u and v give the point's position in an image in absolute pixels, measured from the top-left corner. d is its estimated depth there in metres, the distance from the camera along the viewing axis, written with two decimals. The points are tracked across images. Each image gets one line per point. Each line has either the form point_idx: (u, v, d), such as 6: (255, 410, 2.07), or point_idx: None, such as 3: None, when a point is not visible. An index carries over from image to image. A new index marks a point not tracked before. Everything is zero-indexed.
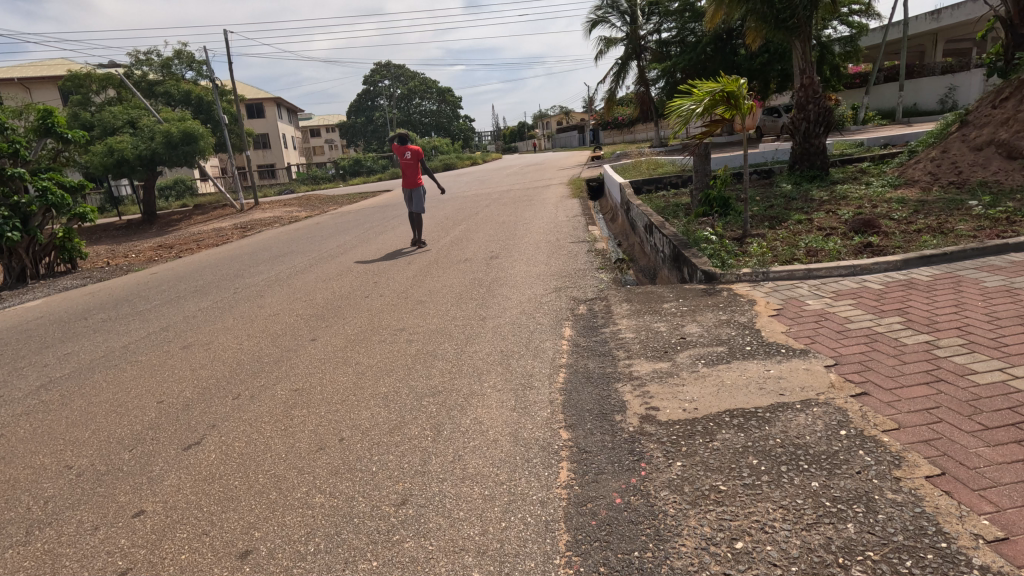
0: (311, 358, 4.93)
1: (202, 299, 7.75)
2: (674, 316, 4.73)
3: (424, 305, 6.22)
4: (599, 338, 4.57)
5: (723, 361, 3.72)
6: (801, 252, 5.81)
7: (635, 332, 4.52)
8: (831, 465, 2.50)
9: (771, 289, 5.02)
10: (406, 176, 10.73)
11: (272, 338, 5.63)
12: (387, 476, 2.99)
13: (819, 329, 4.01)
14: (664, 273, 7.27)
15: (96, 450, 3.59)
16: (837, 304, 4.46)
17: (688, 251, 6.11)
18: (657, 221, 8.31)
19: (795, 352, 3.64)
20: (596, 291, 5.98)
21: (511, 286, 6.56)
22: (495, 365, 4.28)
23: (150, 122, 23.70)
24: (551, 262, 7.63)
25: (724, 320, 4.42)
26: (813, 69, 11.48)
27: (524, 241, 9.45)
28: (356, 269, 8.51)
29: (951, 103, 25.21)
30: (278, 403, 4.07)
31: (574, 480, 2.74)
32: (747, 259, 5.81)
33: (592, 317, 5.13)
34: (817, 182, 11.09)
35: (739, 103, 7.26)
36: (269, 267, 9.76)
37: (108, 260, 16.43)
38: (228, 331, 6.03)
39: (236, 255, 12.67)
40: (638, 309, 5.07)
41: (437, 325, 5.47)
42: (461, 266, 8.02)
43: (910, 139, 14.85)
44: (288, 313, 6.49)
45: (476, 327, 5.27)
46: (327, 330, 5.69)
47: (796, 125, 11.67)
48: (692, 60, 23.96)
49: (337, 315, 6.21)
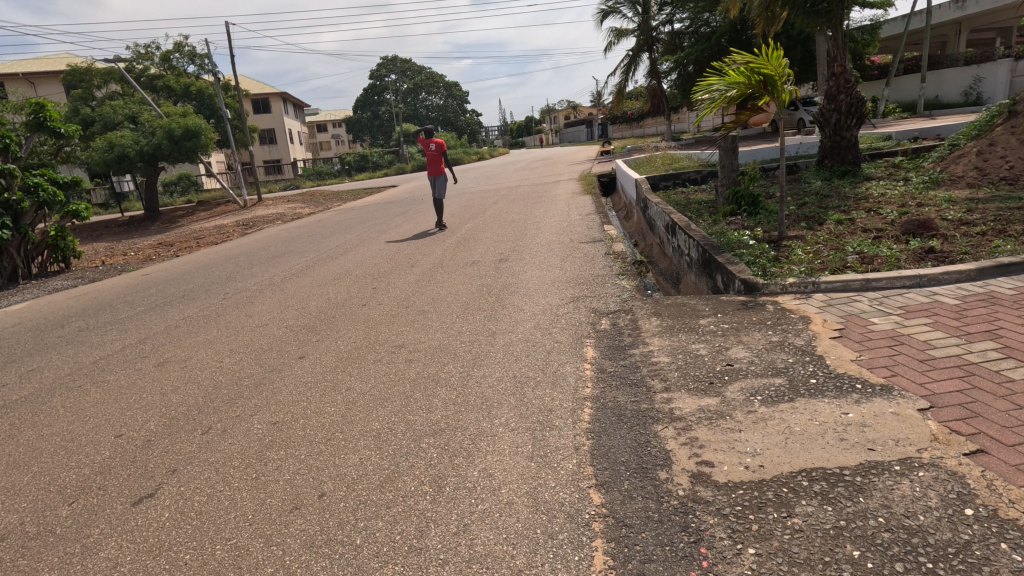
0: (296, 382, 4.34)
1: (189, 306, 7.16)
2: (714, 335, 4.07)
3: (427, 316, 5.60)
4: (628, 361, 3.92)
5: (784, 398, 3.06)
6: (853, 260, 5.12)
7: (670, 356, 3.86)
8: (968, 567, 1.87)
9: (825, 303, 4.35)
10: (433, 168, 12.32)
11: (257, 355, 5.03)
12: (375, 554, 2.37)
13: (895, 357, 3.33)
14: (691, 278, 6.64)
15: (31, 504, 3.01)
16: (909, 324, 3.78)
17: (721, 256, 5.45)
18: (679, 220, 7.64)
19: (877, 390, 2.97)
20: (618, 302, 5.33)
21: (523, 295, 5.93)
22: (507, 396, 3.64)
23: (150, 116, 23.15)
24: (567, 266, 6.99)
25: (777, 343, 3.76)
26: (844, 56, 10.67)
27: (536, 243, 8.79)
28: (355, 273, 7.92)
29: (976, 94, 24.32)
30: (253, 442, 3.46)
31: (614, 571, 2.11)
32: (791, 267, 5.14)
33: (617, 334, 4.48)
34: (849, 177, 10.34)
35: (776, 88, 6.55)
36: (264, 269, 9.17)
37: (104, 259, 15.88)
38: (210, 345, 5.43)
39: (233, 255, 12.11)
40: (672, 325, 4.41)
41: (440, 342, 4.84)
42: (468, 270, 7.41)
43: (943, 131, 14.01)
44: (277, 325, 5.87)
45: (485, 345, 4.64)
46: (317, 346, 5.08)
47: (826, 117, 10.87)
48: (706, 50, 23.16)
49: (331, 327, 5.61)
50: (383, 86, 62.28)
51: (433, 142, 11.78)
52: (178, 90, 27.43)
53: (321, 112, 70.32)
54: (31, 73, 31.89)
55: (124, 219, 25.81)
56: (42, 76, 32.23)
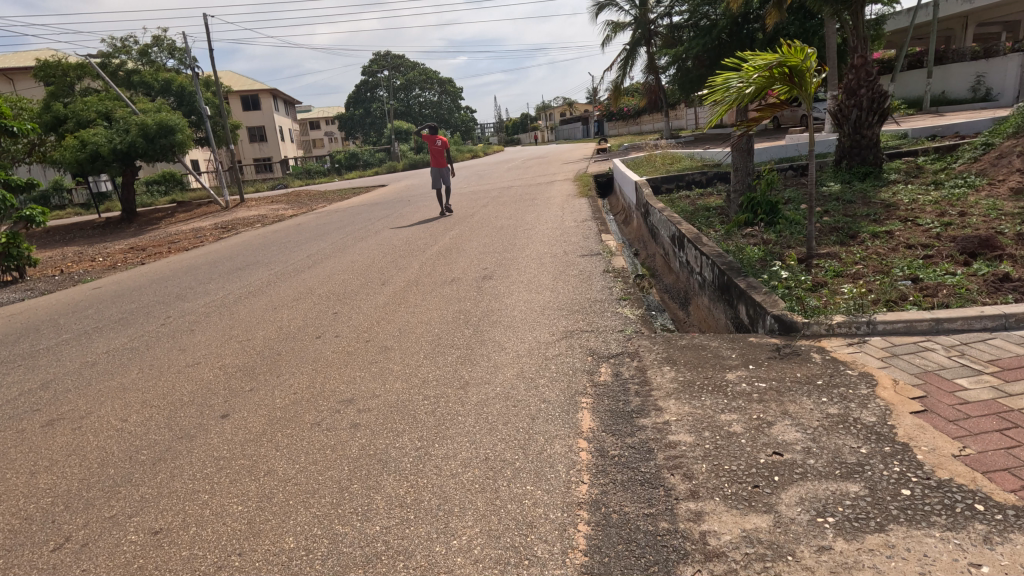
0: (208, 456, 3.36)
1: (120, 334, 6.15)
2: (749, 401, 3.10)
3: (389, 356, 4.62)
4: (636, 440, 2.94)
5: (873, 525, 2.09)
6: (912, 290, 4.14)
7: (692, 435, 2.89)
8: None
9: (887, 354, 3.40)
10: (436, 161, 12.88)
11: (173, 411, 4.03)
12: None
13: (1016, 451, 2.37)
14: (703, 301, 5.72)
15: None
16: (1013, 390, 2.82)
17: (743, 282, 4.53)
18: (688, 231, 6.66)
19: (1014, 520, 2.00)
20: (621, 340, 4.34)
21: (507, 327, 4.96)
22: (474, 497, 2.67)
23: (125, 113, 21.94)
24: (558, 288, 6.03)
25: (838, 419, 2.79)
26: (865, 47, 9.77)
27: (524, 256, 7.81)
28: (319, 293, 6.93)
29: (984, 90, 23.21)
30: (113, 569, 2.48)
31: None
32: (836, 298, 4.13)
33: (621, 391, 3.51)
34: (870, 180, 9.38)
35: (804, 80, 5.52)
36: (220, 286, 8.13)
37: (67, 266, 14.79)
38: (119, 395, 4.41)
39: (197, 265, 11.08)
40: (691, 381, 3.44)
41: (399, 397, 3.86)
42: (445, 291, 6.44)
43: (965, 128, 13.05)
44: (210, 365, 4.88)
45: (453, 404, 3.65)
46: (249, 400, 4.10)
47: (845, 114, 9.90)
48: (706, 44, 22.14)
49: (272, 370, 4.62)
50: (376, 82, 60.86)
51: (435, 138, 12.66)
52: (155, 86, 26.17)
53: (314, 108, 69.16)
54: (7, 69, 30.62)
55: (100, 221, 24.65)
56: (18, 72, 30.96)
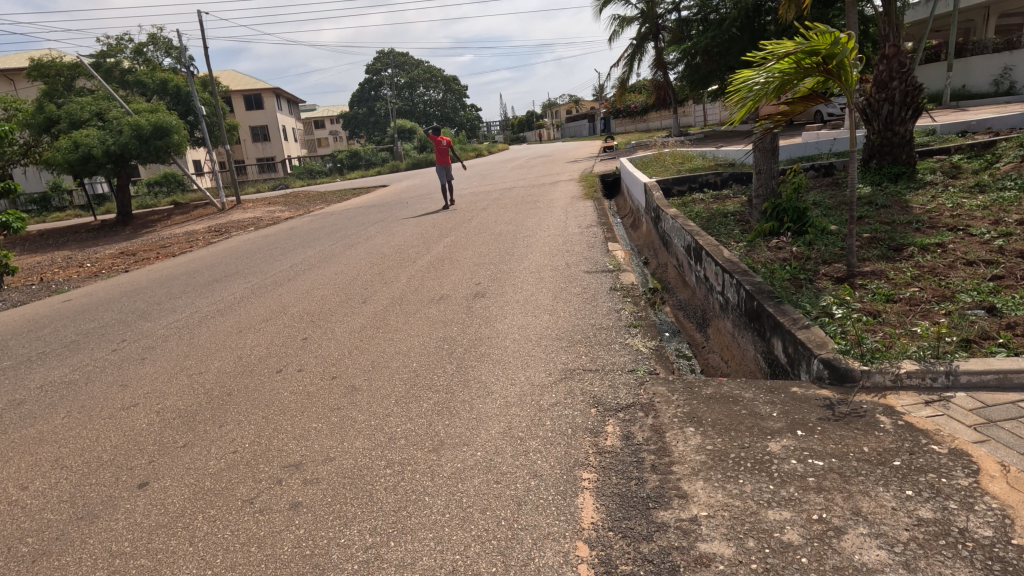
0: (100, 552, 2.61)
1: (63, 363, 5.43)
2: (806, 490, 2.32)
3: (354, 401, 3.87)
4: (656, 548, 2.17)
5: None
6: (993, 327, 3.33)
7: (732, 546, 2.11)
8: None
9: (981, 420, 2.61)
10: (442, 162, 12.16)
11: (82, 476, 3.30)
12: None
13: None
14: (725, 325, 4.95)
15: None
16: None
17: (779, 311, 3.75)
18: (706, 241, 5.87)
19: None
20: (632, 385, 3.58)
21: (496, 364, 4.20)
22: None
23: (118, 113, 21.33)
24: (560, 309, 5.29)
25: (937, 531, 2.01)
26: (899, 35, 8.92)
27: (521, 269, 7.04)
28: (293, 312, 6.20)
29: (1007, 83, 22.30)
30: None
31: None
32: (899, 338, 3.34)
33: (633, 465, 2.73)
34: (903, 182, 8.55)
35: (841, 70, 4.68)
36: (189, 302, 7.41)
37: (51, 274, 14.16)
38: (29, 451, 3.67)
39: (177, 274, 10.39)
40: (724, 453, 2.67)
41: (356, 463, 3.10)
42: (432, 312, 5.68)
43: (997, 124, 12.14)
44: (147, 408, 4.15)
45: (420, 477, 2.89)
46: (177, 459, 3.36)
47: (875, 109, 9.07)
48: (716, 38, 21.16)
49: (215, 418, 3.87)
50: (378, 81, 60.13)
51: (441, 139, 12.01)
52: (151, 85, 25.56)
53: (319, 108, 68.92)
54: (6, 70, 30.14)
55: (95, 224, 24.05)
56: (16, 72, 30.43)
